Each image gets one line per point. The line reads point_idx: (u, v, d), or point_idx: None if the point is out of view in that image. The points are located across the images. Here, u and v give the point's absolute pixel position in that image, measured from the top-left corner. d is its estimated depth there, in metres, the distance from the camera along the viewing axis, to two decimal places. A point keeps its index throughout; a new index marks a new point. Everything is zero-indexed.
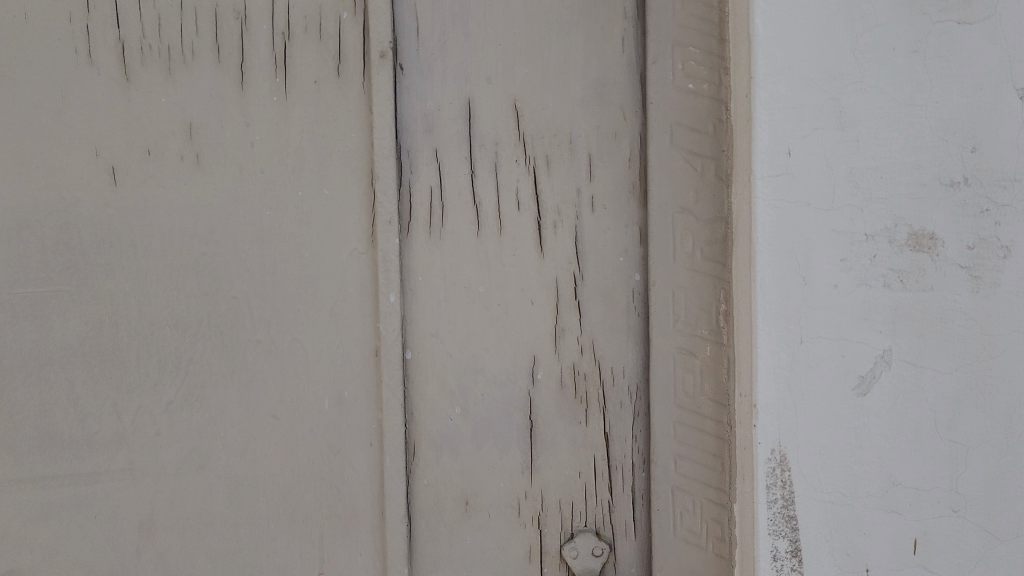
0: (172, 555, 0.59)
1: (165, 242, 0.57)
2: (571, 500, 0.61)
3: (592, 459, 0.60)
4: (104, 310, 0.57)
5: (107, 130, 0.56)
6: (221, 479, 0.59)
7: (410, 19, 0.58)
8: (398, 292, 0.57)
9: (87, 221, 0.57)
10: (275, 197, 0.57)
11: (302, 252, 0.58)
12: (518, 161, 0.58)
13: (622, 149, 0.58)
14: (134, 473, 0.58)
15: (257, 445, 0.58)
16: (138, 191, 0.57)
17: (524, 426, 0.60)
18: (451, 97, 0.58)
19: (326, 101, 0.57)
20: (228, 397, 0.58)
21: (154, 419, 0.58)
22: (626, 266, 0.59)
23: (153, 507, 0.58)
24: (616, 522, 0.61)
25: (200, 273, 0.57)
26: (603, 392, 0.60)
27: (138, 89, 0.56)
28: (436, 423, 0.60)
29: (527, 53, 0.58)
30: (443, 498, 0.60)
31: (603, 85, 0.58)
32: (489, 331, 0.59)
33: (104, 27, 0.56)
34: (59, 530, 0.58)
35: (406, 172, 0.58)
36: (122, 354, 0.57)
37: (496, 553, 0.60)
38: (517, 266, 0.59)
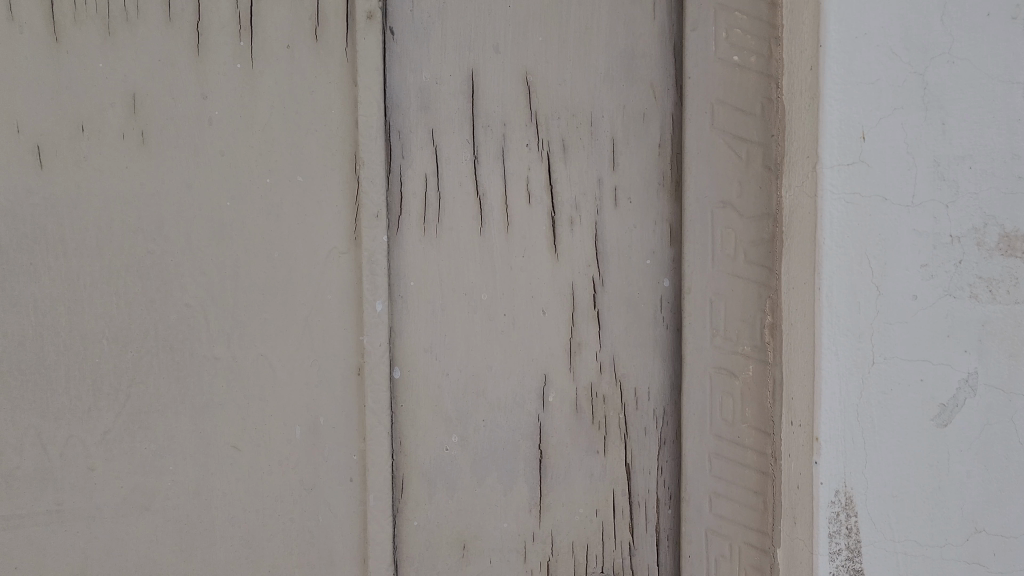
0: None
1: (103, 238, 0.47)
2: (586, 542, 0.51)
3: (610, 493, 0.51)
4: (26, 320, 0.47)
5: (31, 101, 0.46)
6: (169, 523, 0.49)
7: None
8: (386, 300, 0.47)
9: (6, 210, 0.46)
10: (237, 184, 0.47)
11: (270, 251, 0.48)
12: (530, 146, 0.49)
13: (651, 135, 0.50)
14: (63, 517, 0.48)
15: (213, 481, 0.48)
16: (70, 176, 0.47)
17: (533, 457, 0.50)
18: (452, 68, 0.48)
19: (301, 68, 0.47)
20: (178, 424, 0.48)
21: (87, 453, 0.48)
22: (654, 271, 0.50)
23: (86, 557, 0.48)
24: (638, 568, 0.52)
25: (145, 275, 0.48)
26: (625, 417, 0.51)
27: (69, 52, 0.46)
28: (427, 457, 0.49)
29: (543, 18, 0.48)
30: (437, 542, 0.50)
31: (630, 58, 0.49)
32: (494, 346, 0.49)
33: None
34: None
35: (397, 157, 0.48)
36: (50, 372, 0.47)
37: None
38: (527, 269, 0.49)
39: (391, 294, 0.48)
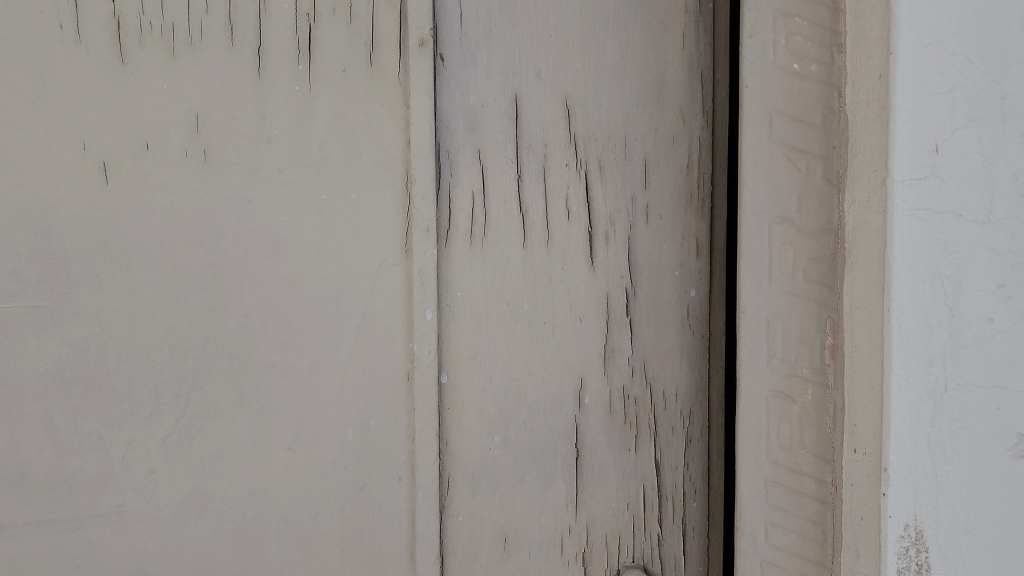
0: None
1: (164, 252, 0.49)
2: (619, 533, 0.54)
3: (640, 489, 0.54)
4: (89, 329, 0.49)
5: (97, 120, 0.48)
6: (225, 523, 0.51)
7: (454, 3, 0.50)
8: (435, 309, 0.50)
9: (71, 225, 0.48)
10: (293, 200, 0.50)
11: (324, 264, 0.50)
12: (568, 165, 0.52)
13: (679, 155, 0.52)
14: (124, 518, 0.50)
15: (267, 482, 0.51)
16: (134, 192, 0.49)
17: (569, 456, 0.53)
18: (496, 92, 0.51)
19: (356, 92, 0.50)
20: (235, 428, 0.50)
21: (148, 456, 0.50)
22: (681, 281, 0.53)
23: (146, 555, 0.50)
24: (666, 557, 0.54)
25: (205, 287, 0.50)
26: (653, 417, 0.53)
27: (134, 73, 0.49)
28: (471, 457, 0.52)
29: (581, 46, 0.51)
30: (480, 537, 0.53)
31: (661, 84, 0.52)
32: (534, 353, 0.52)
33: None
34: None
35: (445, 174, 0.51)
36: (111, 380, 0.49)
37: None
38: (566, 281, 0.52)
39: (439, 304, 0.51)
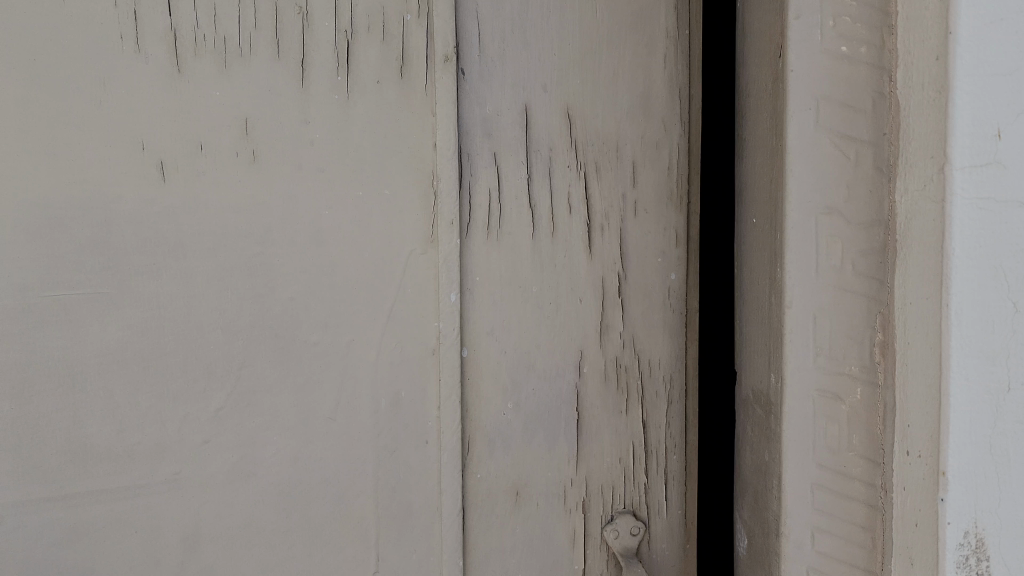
0: (220, 566, 0.56)
1: (217, 242, 0.54)
2: (612, 484, 0.62)
3: (630, 445, 0.62)
4: (147, 313, 0.54)
5: (155, 123, 0.53)
6: (272, 486, 0.56)
7: (473, 26, 0.58)
8: (458, 291, 0.58)
9: (130, 218, 0.53)
10: (334, 196, 0.56)
11: (360, 253, 0.57)
12: (570, 166, 0.60)
13: (663, 159, 0.61)
14: (179, 485, 0.55)
15: (310, 449, 0.57)
16: (188, 188, 0.54)
17: (571, 418, 0.61)
18: (510, 102, 0.58)
19: (389, 101, 0.56)
20: (280, 401, 0.56)
21: (202, 428, 0.55)
22: (664, 266, 0.62)
23: (199, 518, 0.55)
24: (651, 503, 0.63)
25: (253, 274, 0.55)
26: (641, 383, 0.62)
27: (189, 81, 0.54)
28: (489, 420, 0.60)
29: (581, 65, 0.59)
30: (496, 491, 0.60)
31: (647, 98, 0.61)
32: (542, 329, 0.60)
33: (153, 13, 0.53)
34: (93, 551, 0.54)
35: (466, 174, 0.58)
36: (167, 360, 0.54)
37: (545, 542, 0.61)
38: (568, 266, 0.60)
39: (460, 287, 0.58)
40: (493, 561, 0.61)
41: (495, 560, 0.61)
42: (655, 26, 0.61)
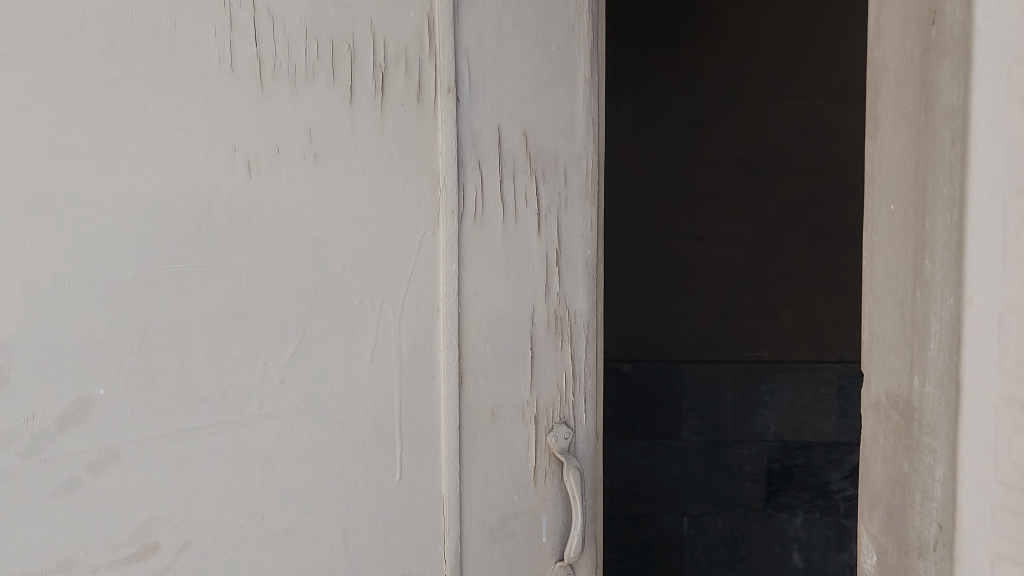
0: (280, 453, 0.83)
1: (291, 226, 0.82)
2: (552, 403, 1.04)
3: (563, 376, 1.04)
4: (222, 284, 0.78)
5: (246, 130, 0.78)
6: (300, 394, 0.84)
7: (466, 68, 0.92)
8: (455, 264, 0.93)
9: (224, 205, 0.77)
10: (358, 197, 0.86)
11: (369, 230, 0.87)
12: (525, 169, 0.98)
13: (586, 161, 1.03)
14: (247, 397, 0.80)
15: (329, 373, 0.86)
16: (266, 187, 0.80)
17: (524, 348, 1.00)
18: (488, 124, 0.94)
19: (409, 117, 0.88)
20: (324, 327, 0.85)
21: (279, 372, 0.82)
22: (582, 243, 1.04)
23: (274, 440, 0.82)
24: (579, 418, 1.06)
25: (315, 252, 0.83)
26: (569, 321, 1.04)
27: (268, 95, 0.79)
28: (476, 348, 0.96)
29: (535, 99, 0.98)
30: (480, 409, 0.97)
31: (572, 124, 1.01)
32: (498, 278, 0.97)
33: (242, 44, 0.77)
34: (194, 447, 0.78)
35: (462, 175, 0.93)
36: (248, 305, 0.80)
37: (491, 439, 0.99)
38: (524, 241, 0.98)
39: (458, 260, 0.93)
40: (472, 442, 0.97)
41: (473, 444, 0.97)
42: (577, 73, 1.02)
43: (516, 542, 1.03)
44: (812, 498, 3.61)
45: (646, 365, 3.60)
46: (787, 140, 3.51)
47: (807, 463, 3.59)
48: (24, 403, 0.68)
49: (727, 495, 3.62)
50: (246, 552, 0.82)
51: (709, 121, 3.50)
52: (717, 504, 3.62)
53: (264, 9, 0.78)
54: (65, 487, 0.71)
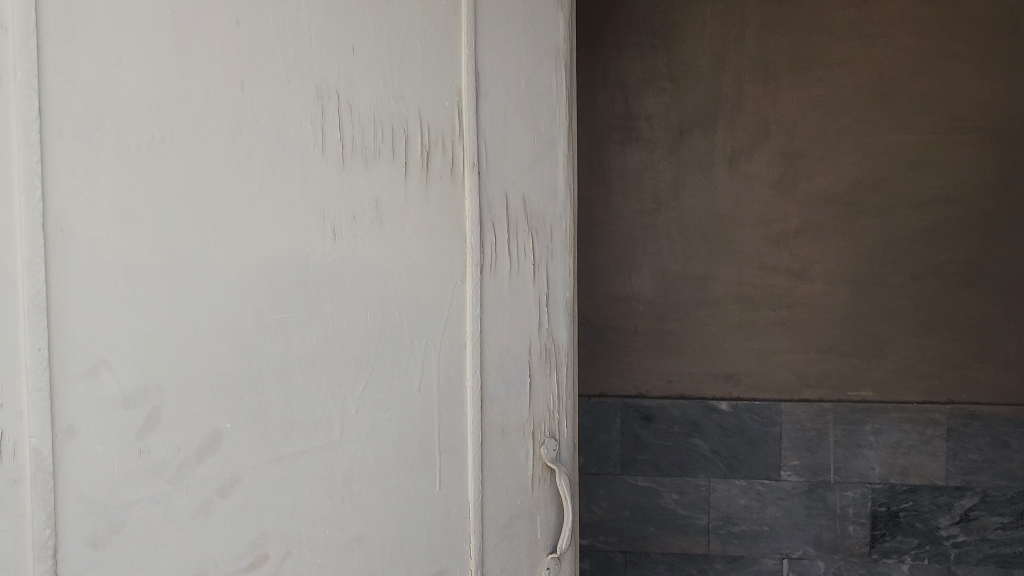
0: (356, 464, 1.28)
1: (361, 287, 1.27)
2: (546, 419, 1.66)
3: (551, 392, 1.66)
4: (314, 332, 1.21)
5: (331, 199, 1.22)
6: (371, 409, 1.30)
7: (485, 153, 1.47)
8: (478, 309, 1.46)
9: (322, 277, 1.21)
10: (409, 248, 1.35)
11: (417, 278, 1.37)
12: (524, 230, 1.57)
13: (561, 225, 1.68)
14: (325, 420, 1.23)
15: (380, 375, 1.31)
16: (347, 247, 1.25)
17: (525, 369, 1.60)
18: (497, 196, 1.51)
19: (443, 188, 1.40)
20: (386, 352, 1.31)
21: (357, 385, 1.27)
22: (562, 290, 1.69)
23: (344, 438, 1.26)
24: (557, 432, 1.70)
25: (378, 307, 1.30)
26: (554, 341, 1.67)
27: (349, 170, 1.24)
28: (490, 363, 1.51)
29: (526, 173, 1.58)
30: (500, 409, 1.54)
31: (552, 191, 1.66)
32: (508, 322, 1.55)
33: (332, 125, 1.22)
34: (292, 460, 1.19)
35: (485, 237, 1.47)
36: (330, 339, 1.23)
37: (506, 447, 1.57)
38: (523, 286, 1.58)
39: (479, 295, 1.47)
40: (491, 437, 1.52)
41: (490, 439, 1.52)
42: (553, 155, 1.66)
43: (519, 538, 1.60)
44: (920, 543, 3.59)
45: (743, 405, 3.68)
46: (888, 175, 3.56)
47: (915, 506, 3.58)
48: (171, 443, 1.05)
49: (829, 538, 3.64)
50: (328, 559, 1.24)
51: (807, 158, 3.60)
52: (818, 547, 3.66)
53: (347, 101, 1.24)
54: (201, 508, 1.09)
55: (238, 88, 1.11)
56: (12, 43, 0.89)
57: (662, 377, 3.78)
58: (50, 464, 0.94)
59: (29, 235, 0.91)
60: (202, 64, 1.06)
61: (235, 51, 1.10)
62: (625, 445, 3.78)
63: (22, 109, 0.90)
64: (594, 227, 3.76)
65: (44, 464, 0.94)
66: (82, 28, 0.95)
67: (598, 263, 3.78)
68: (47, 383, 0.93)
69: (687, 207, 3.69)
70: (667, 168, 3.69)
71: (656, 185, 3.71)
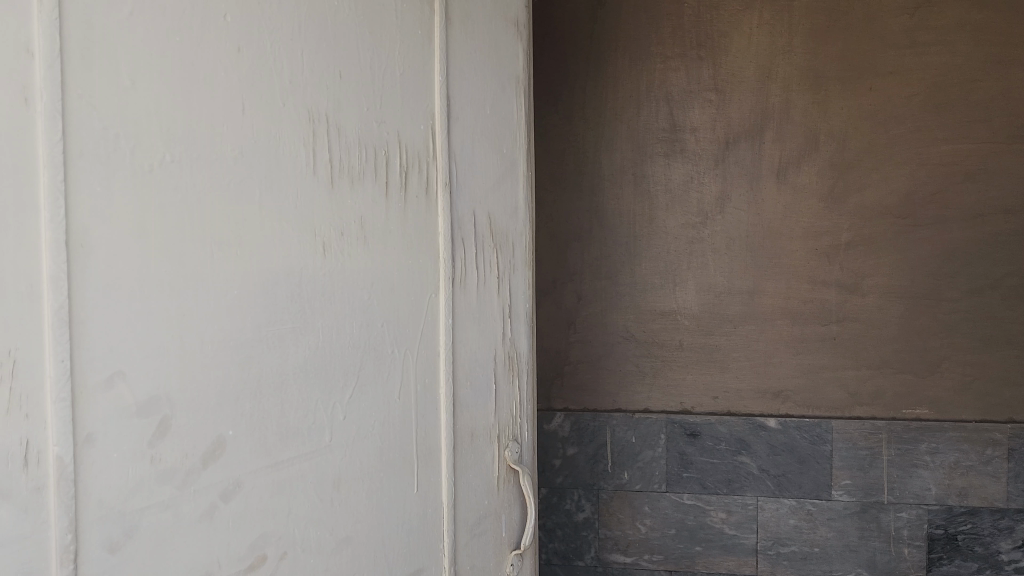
0: (342, 470, 1.38)
1: (349, 299, 1.38)
2: (510, 424, 1.85)
3: (514, 398, 1.87)
4: (309, 342, 1.31)
5: (322, 214, 1.32)
6: (356, 415, 1.40)
7: (457, 175, 1.65)
8: (450, 319, 1.63)
9: (316, 290, 1.31)
10: (390, 261, 1.47)
11: (397, 290, 1.49)
12: (490, 245, 1.76)
13: (523, 239, 1.87)
14: (318, 428, 1.33)
15: (363, 382, 1.42)
16: (337, 260, 1.35)
17: (491, 376, 1.79)
18: (467, 213, 1.68)
19: (423, 205, 1.55)
20: (370, 362, 1.43)
21: (343, 394, 1.37)
22: (524, 302, 1.89)
23: (333, 444, 1.36)
24: (522, 436, 1.90)
25: (363, 319, 1.41)
26: (516, 349, 1.87)
27: (339, 187, 1.35)
28: (463, 370, 1.69)
29: (492, 192, 1.76)
30: (471, 413, 1.72)
31: (516, 207, 1.85)
32: (477, 333, 1.73)
33: (324, 144, 1.32)
34: (287, 466, 1.27)
35: (454, 253, 1.65)
36: (323, 348, 1.33)
37: (477, 451, 1.74)
38: (489, 297, 1.77)
39: (452, 305, 1.64)
40: (464, 440, 1.70)
41: (464, 443, 1.70)
42: (515, 174, 1.85)
43: (486, 536, 1.78)
44: (982, 569, 3.46)
45: (796, 422, 3.59)
46: (944, 187, 3.48)
47: (974, 530, 3.46)
48: (179, 450, 1.11)
49: (884, 561, 3.54)
50: (319, 560, 1.33)
51: (859, 169, 3.53)
52: (872, 569, 3.56)
53: (336, 124, 1.34)
54: (207, 514, 1.15)
55: (240, 111, 1.18)
56: (39, 67, 0.94)
57: (707, 394, 3.71)
58: (71, 473, 0.98)
59: (54, 249, 0.96)
60: (207, 88, 1.13)
61: (238, 77, 1.18)
62: (670, 462, 3.73)
63: (48, 130, 0.95)
64: (637, 240, 3.73)
65: (66, 472, 0.98)
66: (101, 53, 1.01)
67: (644, 275, 3.73)
68: (69, 394, 0.98)
69: (733, 221, 3.64)
70: (713, 181, 3.64)
71: (702, 199, 3.66)
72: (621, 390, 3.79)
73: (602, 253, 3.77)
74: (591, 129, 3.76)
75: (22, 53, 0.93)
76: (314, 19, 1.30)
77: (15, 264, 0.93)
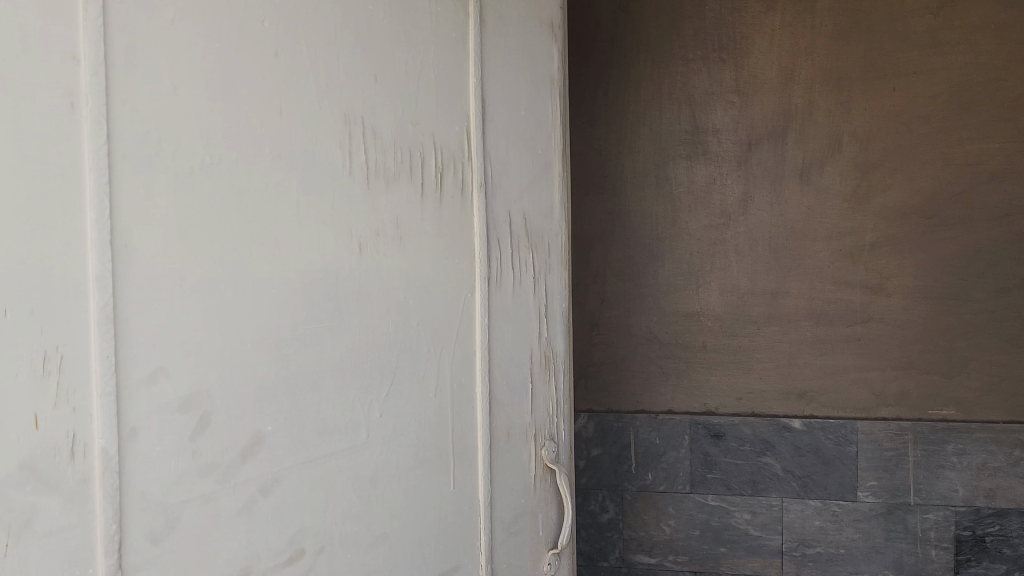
0: (377, 465, 1.42)
1: (384, 299, 1.43)
2: (547, 423, 1.89)
3: (550, 398, 1.91)
4: (346, 340, 1.35)
5: (357, 215, 1.37)
6: (390, 412, 1.44)
7: (492, 177, 1.69)
8: (486, 319, 1.67)
9: (352, 290, 1.36)
10: (425, 261, 1.52)
11: (430, 289, 1.53)
12: (525, 246, 1.80)
13: (559, 240, 1.91)
14: (355, 423, 1.37)
15: (398, 380, 1.46)
16: (372, 261, 1.40)
17: (528, 376, 1.83)
18: (502, 215, 1.72)
19: (455, 206, 1.59)
20: (404, 360, 1.48)
21: (378, 391, 1.42)
22: (560, 303, 1.93)
23: (369, 440, 1.40)
24: (558, 436, 1.94)
25: (398, 318, 1.46)
26: (552, 349, 1.91)
27: (374, 190, 1.39)
28: (498, 369, 1.73)
29: (527, 193, 1.80)
30: (507, 412, 1.76)
31: (551, 209, 1.88)
32: (512, 332, 1.77)
33: (359, 148, 1.37)
34: (324, 461, 1.32)
35: (490, 253, 1.69)
36: (359, 345, 1.38)
37: (513, 450, 1.78)
38: (526, 296, 1.81)
39: (488, 304, 1.68)
40: (500, 438, 1.74)
41: (499, 442, 1.74)
42: (550, 176, 1.89)
43: (523, 534, 1.82)
44: (1011, 570, 3.45)
45: (818, 424, 3.60)
46: (970, 186, 3.47)
47: (1001, 532, 3.45)
48: (219, 443, 1.16)
49: (909, 563, 3.53)
50: (356, 553, 1.38)
51: (883, 169, 3.53)
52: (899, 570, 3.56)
53: (372, 128, 1.39)
54: (246, 505, 1.20)
55: (276, 114, 1.23)
56: (84, 75, 0.99)
57: (731, 394, 3.72)
58: (116, 463, 1.03)
59: (99, 249, 1.01)
60: (244, 93, 1.18)
61: (275, 82, 1.23)
62: (694, 464, 3.75)
63: (94, 134, 1.00)
64: (661, 242, 3.76)
65: (111, 462, 1.03)
66: (143, 59, 1.06)
67: (668, 276, 3.76)
68: (114, 389, 1.03)
69: (756, 222, 3.65)
70: (735, 182, 3.66)
71: (725, 200, 3.68)
72: (645, 391, 3.81)
73: (626, 254, 3.80)
74: (614, 132, 3.79)
75: (68, 61, 0.98)
76: (348, 27, 1.35)
77: (64, 265, 0.98)
